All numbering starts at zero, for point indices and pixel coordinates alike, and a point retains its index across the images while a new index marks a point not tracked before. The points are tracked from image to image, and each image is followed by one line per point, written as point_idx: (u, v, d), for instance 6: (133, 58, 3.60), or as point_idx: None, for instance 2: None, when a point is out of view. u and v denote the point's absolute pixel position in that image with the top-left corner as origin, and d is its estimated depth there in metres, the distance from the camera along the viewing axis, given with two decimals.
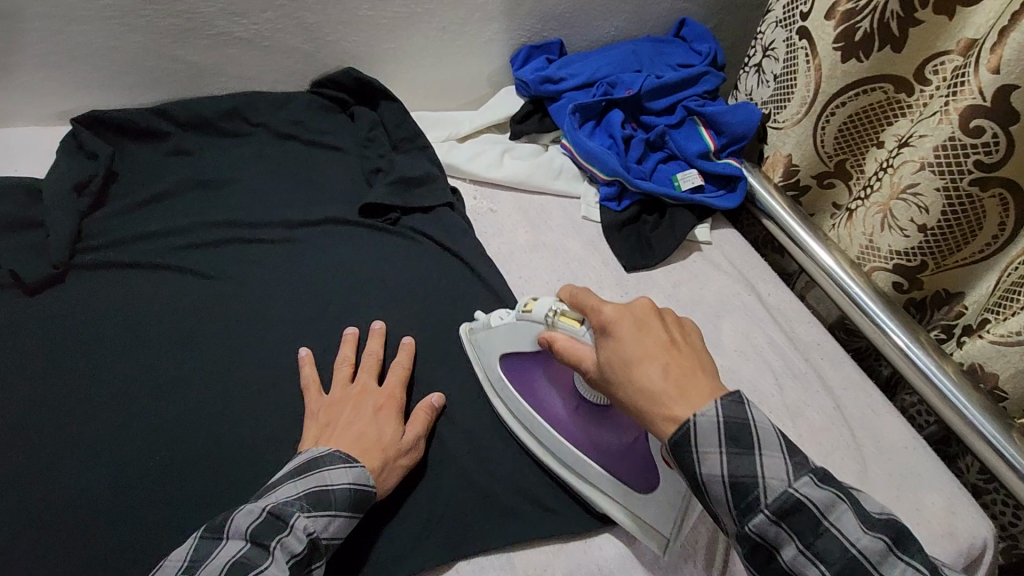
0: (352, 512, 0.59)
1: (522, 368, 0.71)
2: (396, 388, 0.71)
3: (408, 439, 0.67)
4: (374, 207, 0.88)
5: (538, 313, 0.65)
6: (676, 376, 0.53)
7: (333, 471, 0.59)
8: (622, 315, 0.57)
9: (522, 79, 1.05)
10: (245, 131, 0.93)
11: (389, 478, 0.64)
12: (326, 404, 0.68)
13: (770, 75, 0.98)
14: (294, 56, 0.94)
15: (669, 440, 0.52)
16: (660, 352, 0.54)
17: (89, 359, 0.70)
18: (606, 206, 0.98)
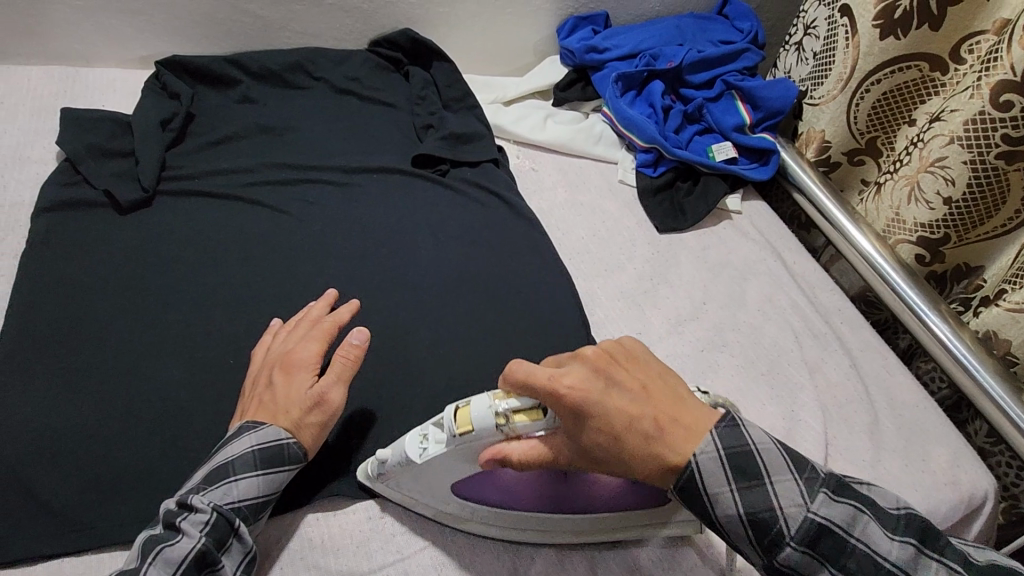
0: (264, 470, 0.56)
1: (483, 494, 0.60)
2: (308, 342, 0.64)
3: (312, 393, 0.60)
4: (426, 158, 0.94)
5: (478, 425, 0.53)
6: (671, 430, 0.51)
7: (234, 436, 0.58)
8: (586, 386, 0.51)
9: (568, 48, 1.10)
10: (307, 84, 0.99)
11: (306, 440, 0.60)
12: (252, 379, 0.64)
13: (810, 53, 1.03)
14: (355, 16, 1.00)
15: (674, 472, 0.51)
16: (644, 408, 0.51)
17: (161, 273, 0.72)
18: (642, 171, 1.03)
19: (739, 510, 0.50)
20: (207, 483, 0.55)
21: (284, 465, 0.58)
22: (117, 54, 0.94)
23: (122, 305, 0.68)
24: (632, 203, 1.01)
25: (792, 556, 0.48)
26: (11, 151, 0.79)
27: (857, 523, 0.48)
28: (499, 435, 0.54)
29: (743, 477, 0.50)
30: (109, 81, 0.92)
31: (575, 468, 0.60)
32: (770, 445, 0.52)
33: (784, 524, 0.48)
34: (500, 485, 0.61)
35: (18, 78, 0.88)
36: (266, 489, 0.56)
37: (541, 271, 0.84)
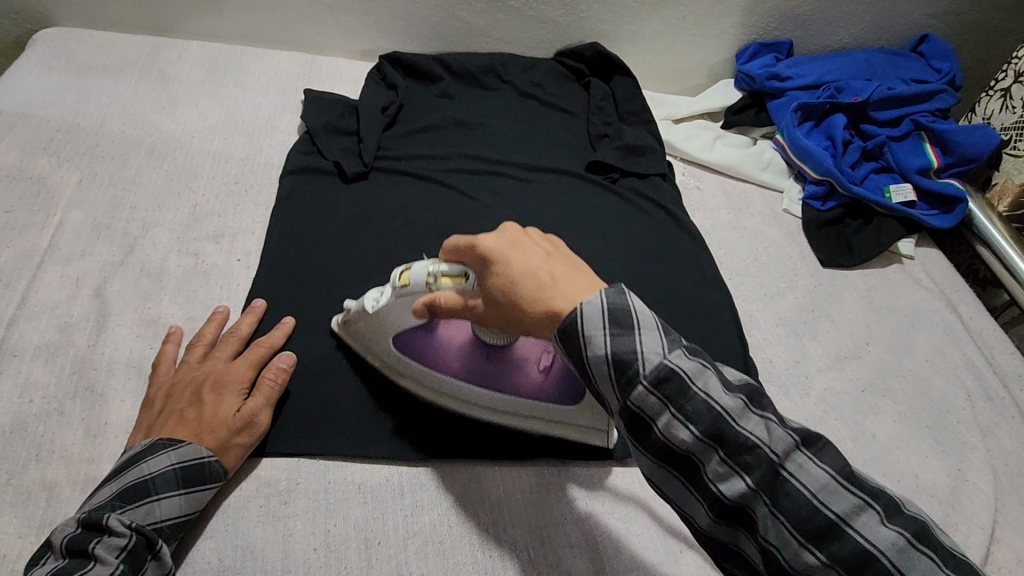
0: (185, 490, 0.56)
1: (418, 346, 0.68)
2: (243, 366, 0.64)
3: (244, 414, 0.61)
4: (600, 165, 1.00)
5: (414, 280, 0.60)
6: (562, 280, 0.51)
7: (163, 459, 0.56)
8: (499, 244, 0.54)
9: (748, 73, 1.11)
10: (497, 85, 1.09)
11: (228, 460, 0.59)
12: (158, 390, 0.62)
13: (1018, 101, 0.99)
14: (550, 27, 1.09)
15: (560, 330, 0.50)
16: (541, 262, 0.52)
17: (371, 237, 0.83)
18: (810, 203, 1.02)
19: (772, 526, 0.45)
20: (128, 503, 0.53)
21: (206, 484, 0.57)
22: (343, 45, 1.09)
23: (341, 260, 0.80)
24: (795, 233, 1.00)
25: (783, 539, 0.44)
26: (266, 121, 0.94)
27: (887, 539, 0.43)
28: (428, 291, 0.60)
29: (742, 457, 0.45)
30: (336, 68, 1.07)
31: (497, 355, 0.67)
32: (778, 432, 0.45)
33: (775, 506, 0.44)
34: (452, 344, 0.68)
35: (270, 59, 1.05)
36: (186, 508, 0.56)
37: (702, 285, 0.87)
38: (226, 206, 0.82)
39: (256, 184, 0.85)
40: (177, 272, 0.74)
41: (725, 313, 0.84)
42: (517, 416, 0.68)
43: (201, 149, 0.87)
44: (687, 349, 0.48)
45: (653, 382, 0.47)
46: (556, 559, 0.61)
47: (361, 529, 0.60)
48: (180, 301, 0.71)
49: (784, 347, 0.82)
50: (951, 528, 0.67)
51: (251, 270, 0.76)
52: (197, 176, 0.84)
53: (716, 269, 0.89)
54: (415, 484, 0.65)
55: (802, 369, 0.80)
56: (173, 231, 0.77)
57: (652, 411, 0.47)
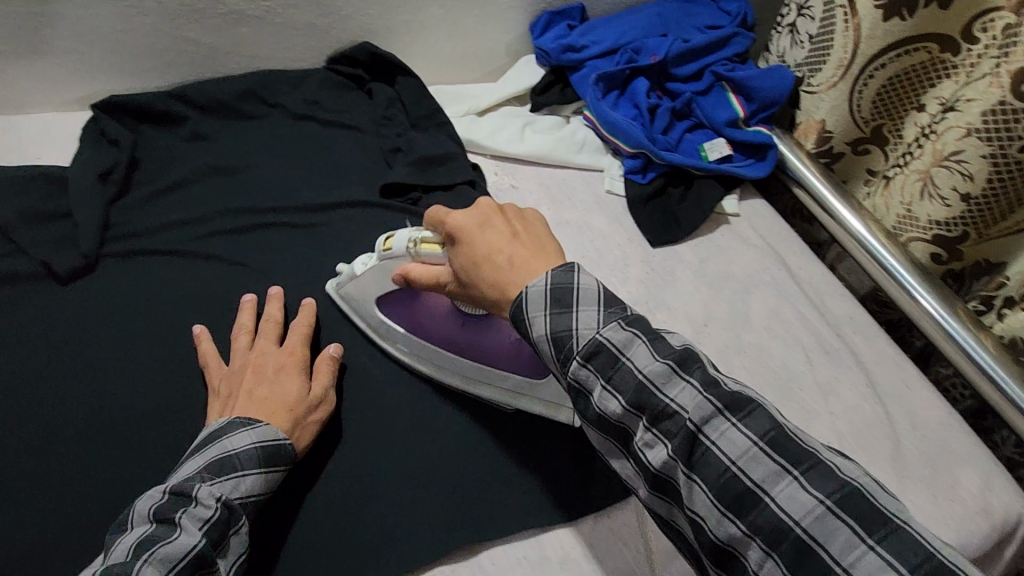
0: (264, 470, 0.59)
1: (402, 312, 0.75)
2: (297, 344, 0.70)
3: (314, 392, 0.67)
4: (394, 187, 0.87)
5: (397, 247, 0.67)
6: (520, 263, 0.58)
7: (244, 443, 0.59)
8: (467, 219, 0.61)
9: (542, 48, 1.02)
10: (262, 112, 0.92)
11: (301, 439, 0.64)
12: (225, 378, 0.67)
13: (804, 36, 0.94)
14: (309, 33, 0.93)
15: (511, 316, 0.57)
16: (505, 244, 0.59)
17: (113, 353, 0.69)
18: (630, 178, 0.96)
19: (626, 417, 0.51)
20: (222, 472, 0.57)
21: (280, 465, 0.60)
22: (49, 98, 0.86)
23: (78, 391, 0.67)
24: (621, 216, 0.93)
25: (661, 458, 0.49)
26: None
27: (727, 435, 0.47)
28: (410, 258, 0.67)
29: (663, 424, 0.49)
30: (46, 129, 0.85)
31: (474, 324, 0.73)
32: (644, 354, 0.51)
33: (695, 474, 0.47)
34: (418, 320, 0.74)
35: None
36: (264, 487, 0.59)
37: None
38: None
39: None
40: None
41: None
42: (499, 385, 0.74)
43: None
44: (621, 321, 0.53)
45: (580, 347, 0.53)
46: None
47: None
48: None
49: None
50: None
51: None
52: None
53: None
54: None
55: None
56: None
57: (587, 384, 0.53)
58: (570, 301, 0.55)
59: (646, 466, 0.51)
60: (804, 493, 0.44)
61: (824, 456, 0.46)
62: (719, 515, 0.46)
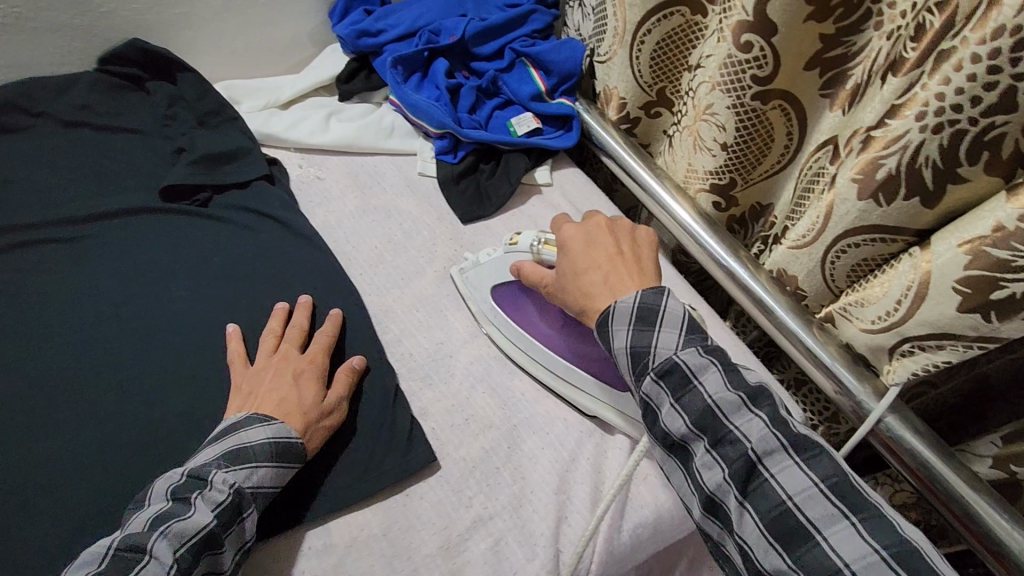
0: (278, 463, 0.58)
1: (515, 302, 0.74)
2: (318, 353, 0.68)
3: (328, 401, 0.65)
4: (178, 189, 0.82)
5: (522, 245, 0.71)
6: (614, 278, 0.62)
7: (272, 443, 0.58)
8: (576, 235, 0.67)
9: (340, 35, 1.00)
10: (26, 124, 0.86)
11: (312, 442, 0.62)
12: (273, 387, 0.64)
13: (588, 8, 0.98)
14: (69, 34, 0.87)
15: (596, 322, 0.62)
16: (603, 262, 0.64)
17: None
18: (442, 159, 0.97)
19: (680, 431, 0.54)
20: (243, 462, 0.57)
21: (295, 461, 0.60)
22: None
23: None
24: (431, 196, 0.93)
25: (715, 478, 0.52)
26: None
27: (775, 463, 0.50)
28: (531, 256, 0.71)
29: (724, 447, 0.52)
30: None
31: (575, 325, 0.71)
32: (719, 382, 0.54)
33: (747, 502, 0.50)
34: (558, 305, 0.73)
35: None
36: (277, 480, 0.58)
37: (326, 296, 0.77)
38: None
39: None
40: None
41: (355, 318, 0.75)
42: (581, 394, 0.70)
43: None
44: (699, 346, 0.56)
45: (655, 364, 0.56)
46: None
47: None
48: None
49: (427, 330, 0.76)
50: (600, 457, 0.68)
51: None
52: None
53: (341, 272, 0.79)
54: None
55: (445, 349, 0.74)
56: None
57: (657, 400, 0.56)
58: (630, 319, 0.59)
59: (696, 478, 0.54)
60: (858, 535, 0.46)
61: (874, 496, 0.49)
62: (771, 550, 0.48)
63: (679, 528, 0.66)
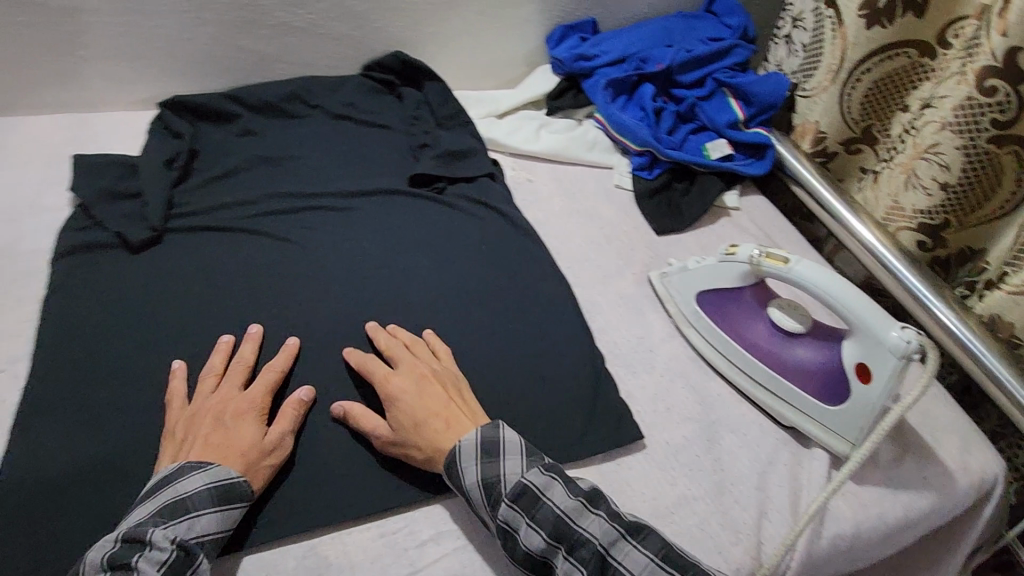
0: (221, 507, 0.57)
1: (722, 307, 0.78)
2: (259, 392, 0.66)
3: (271, 437, 0.63)
4: (421, 177, 0.96)
5: (741, 256, 0.74)
6: (451, 428, 0.64)
7: (469, 450, 0.62)
8: (405, 386, 0.67)
9: (557, 58, 1.12)
10: (302, 112, 1.02)
11: (256, 481, 0.61)
12: (422, 399, 0.66)
13: (798, 45, 1.03)
14: (344, 42, 1.03)
15: (444, 465, 0.62)
16: (424, 408, 0.65)
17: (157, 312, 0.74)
18: (638, 174, 1.04)
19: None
20: (455, 468, 0.61)
21: (238, 501, 0.58)
22: (121, 98, 0.98)
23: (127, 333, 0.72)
24: (628, 207, 1.01)
25: None
26: (26, 201, 0.82)
27: None
28: (751, 267, 0.73)
29: (578, 550, 0.56)
30: (118, 124, 0.97)
31: (786, 338, 0.74)
32: (563, 496, 0.59)
33: None
34: (764, 314, 0.76)
35: (32, 129, 0.93)
36: (222, 524, 0.56)
37: (541, 283, 0.85)
38: None
39: (18, 277, 0.74)
40: None
41: (566, 305, 0.83)
42: (783, 404, 0.73)
43: None
44: (541, 466, 0.61)
45: (507, 488, 0.59)
46: None
47: None
48: None
49: (626, 326, 0.83)
50: (797, 467, 0.70)
51: (19, 380, 0.67)
52: None
53: (553, 263, 0.88)
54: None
55: (646, 345, 0.80)
56: None
57: (511, 523, 0.58)
58: (477, 453, 0.62)
59: None
60: None
61: None
62: None
63: (871, 548, 0.69)
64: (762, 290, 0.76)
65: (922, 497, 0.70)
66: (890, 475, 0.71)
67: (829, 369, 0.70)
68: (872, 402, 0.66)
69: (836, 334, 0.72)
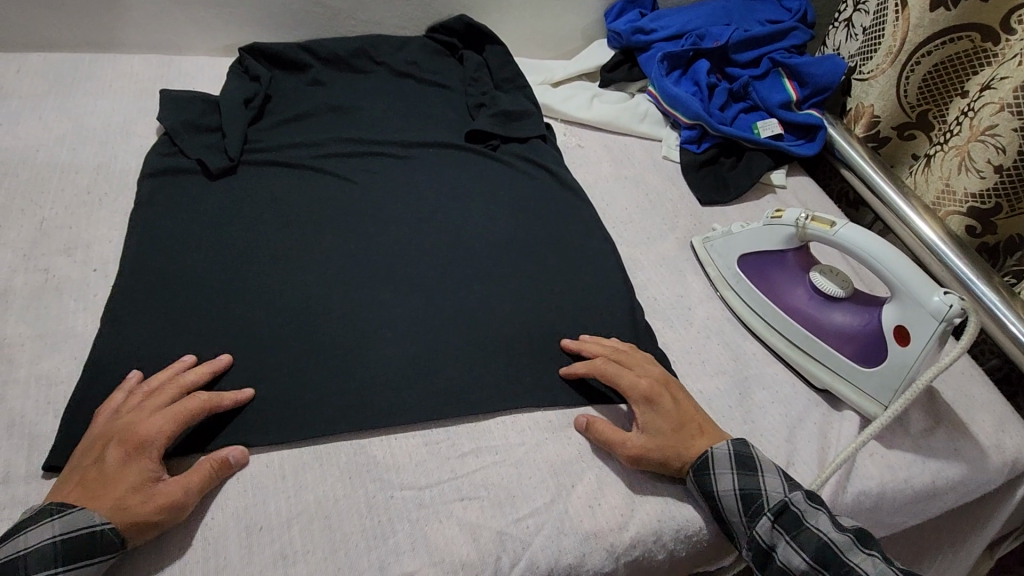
0: (64, 567, 0.50)
1: (763, 271, 0.79)
2: (164, 426, 0.58)
3: (163, 488, 0.56)
4: (477, 133, 1.00)
5: (788, 219, 0.75)
6: (702, 437, 0.66)
7: (723, 458, 0.64)
8: (657, 387, 0.68)
9: (615, 31, 1.14)
10: (369, 67, 1.07)
11: (131, 536, 0.53)
12: (667, 411, 0.67)
13: (859, 29, 1.03)
14: (413, 3, 1.08)
15: (692, 468, 0.64)
16: (685, 418, 0.67)
17: (226, 232, 0.80)
18: (686, 147, 1.06)
19: None
20: (707, 474, 0.63)
21: (86, 560, 0.51)
22: (205, 42, 1.05)
23: (199, 245, 0.78)
24: (674, 177, 1.03)
25: None
26: (120, 126, 0.89)
27: None
28: (795, 231, 0.75)
29: (802, 538, 0.58)
30: (201, 67, 1.04)
31: (826, 302, 0.75)
32: (829, 527, 0.58)
33: None
34: (804, 279, 0.77)
35: (124, 65, 1.00)
36: None
37: (586, 238, 0.88)
38: (77, 215, 0.78)
39: (111, 190, 0.81)
40: (25, 290, 0.70)
41: (609, 261, 0.86)
42: (819, 365, 0.74)
43: (48, 161, 0.83)
44: (805, 493, 0.62)
45: (771, 505, 0.61)
46: (446, 513, 0.61)
47: (241, 517, 0.59)
48: (29, 317, 0.68)
49: (667, 284, 0.85)
50: (827, 425, 0.72)
51: (110, 278, 0.73)
52: (43, 192, 0.79)
53: (598, 222, 0.91)
54: (300, 465, 0.63)
55: (685, 303, 0.83)
56: (17, 251, 0.73)
57: (771, 540, 0.60)
58: (731, 463, 0.64)
59: None
60: None
61: None
62: None
63: (896, 511, 0.70)
64: (804, 255, 0.78)
65: (952, 467, 0.71)
66: (921, 443, 0.72)
67: (869, 332, 0.71)
68: (910, 364, 0.67)
69: (877, 300, 0.73)
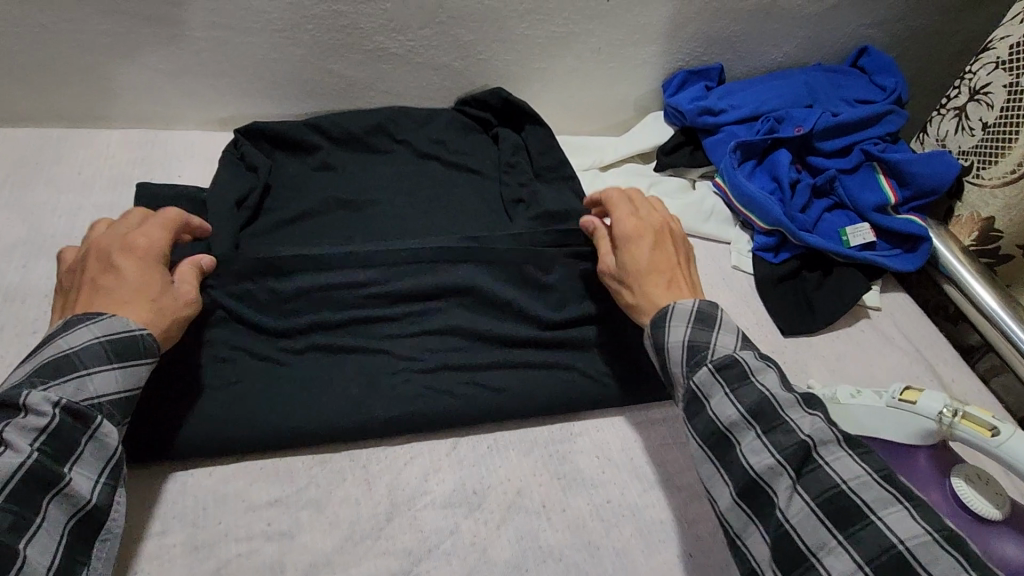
0: (121, 363, 0.54)
1: (884, 467, 0.62)
2: (156, 232, 0.61)
3: (180, 289, 0.60)
4: None
5: (925, 410, 0.58)
6: (674, 287, 0.63)
7: (679, 351, 0.58)
8: (642, 230, 0.66)
9: (677, 108, 0.97)
10: (388, 147, 0.91)
11: (160, 333, 0.57)
12: (654, 254, 0.65)
13: (976, 123, 0.86)
14: (442, 73, 0.92)
15: (655, 346, 0.61)
16: (664, 267, 0.64)
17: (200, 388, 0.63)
18: (761, 256, 0.89)
19: None
20: (737, 453, 0.52)
21: (143, 357, 0.55)
22: (195, 115, 0.89)
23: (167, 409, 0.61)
24: (748, 295, 0.86)
25: None
26: (86, 233, 0.74)
27: None
28: (936, 426, 0.58)
29: (778, 436, 0.51)
30: (189, 145, 0.88)
31: (976, 525, 0.57)
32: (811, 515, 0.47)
33: None
34: (942, 484, 0.59)
35: (97, 145, 0.85)
36: (125, 384, 0.54)
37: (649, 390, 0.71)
38: (19, 365, 0.62)
39: None
40: None
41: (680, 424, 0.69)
42: None
43: None
44: (795, 481, 0.49)
45: (739, 482, 0.52)
46: None
47: None
48: None
49: None
50: None
51: None
52: None
53: None
54: None
55: None
56: None
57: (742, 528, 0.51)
58: (738, 435, 0.53)
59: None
60: None
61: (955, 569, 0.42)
62: None
63: None
64: (940, 450, 0.61)
65: None
66: None
67: None
68: None
69: None
